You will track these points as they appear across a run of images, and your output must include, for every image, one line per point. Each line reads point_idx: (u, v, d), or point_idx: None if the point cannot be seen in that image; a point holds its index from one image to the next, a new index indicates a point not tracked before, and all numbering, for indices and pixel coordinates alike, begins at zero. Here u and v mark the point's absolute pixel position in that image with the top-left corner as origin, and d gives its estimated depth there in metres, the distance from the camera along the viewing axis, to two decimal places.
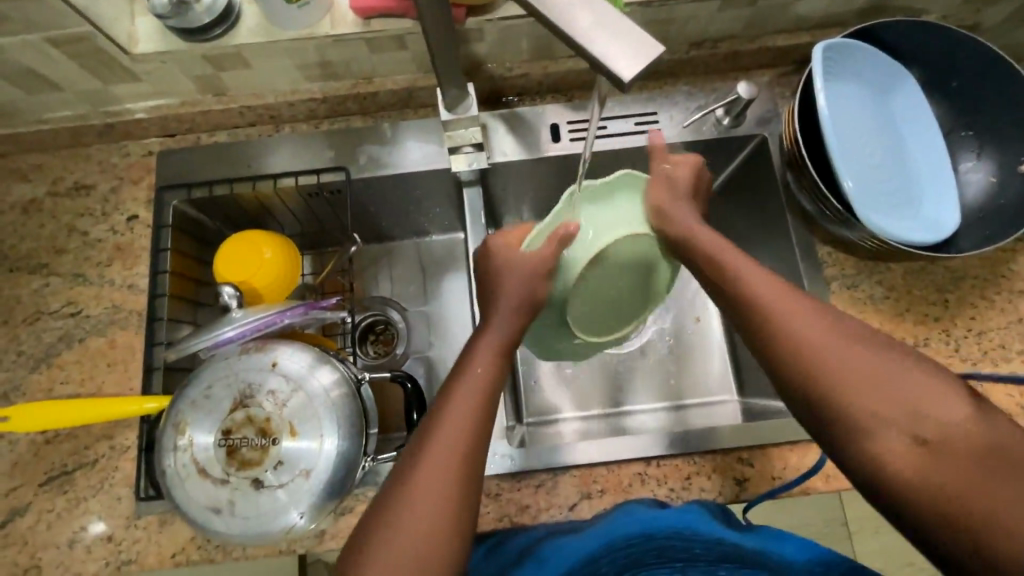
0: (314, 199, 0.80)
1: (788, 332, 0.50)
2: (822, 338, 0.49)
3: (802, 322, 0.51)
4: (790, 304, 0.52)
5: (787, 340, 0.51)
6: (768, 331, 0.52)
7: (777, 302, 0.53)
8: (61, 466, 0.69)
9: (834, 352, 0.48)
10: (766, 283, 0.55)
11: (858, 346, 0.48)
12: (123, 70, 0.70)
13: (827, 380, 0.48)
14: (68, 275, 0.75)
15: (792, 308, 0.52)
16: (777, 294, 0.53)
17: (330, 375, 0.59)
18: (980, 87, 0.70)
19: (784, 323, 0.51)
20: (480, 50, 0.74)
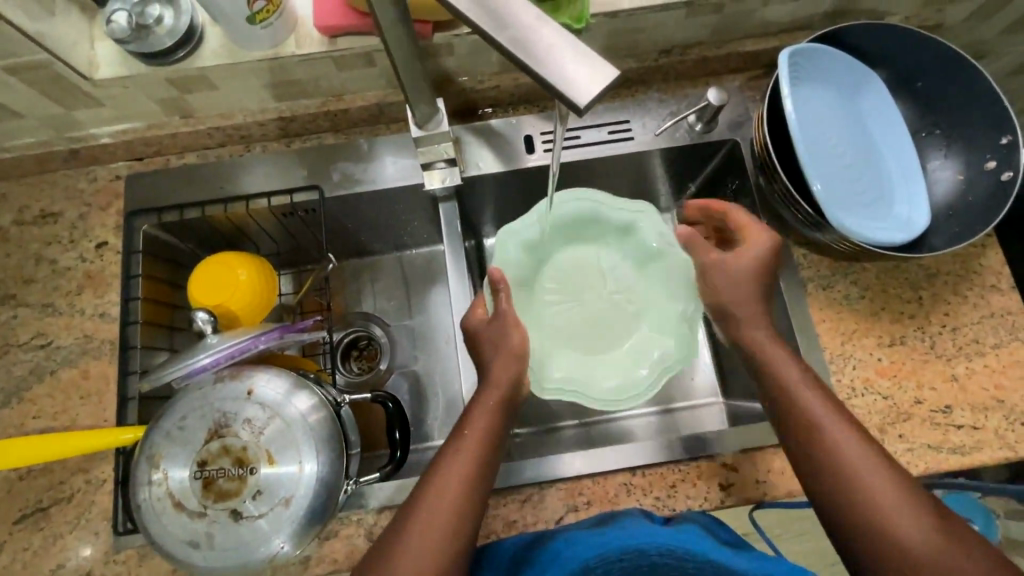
0: (288, 218, 0.79)
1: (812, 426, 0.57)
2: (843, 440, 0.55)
3: (854, 455, 0.54)
4: (847, 440, 0.55)
5: (839, 472, 0.54)
6: (822, 458, 0.55)
7: (836, 433, 0.56)
8: (36, 502, 0.67)
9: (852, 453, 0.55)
10: (826, 400, 0.58)
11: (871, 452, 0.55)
12: (85, 95, 0.69)
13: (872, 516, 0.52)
14: (37, 305, 0.73)
15: (854, 444, 0.55)
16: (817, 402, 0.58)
17: (308, 400, 0.58)
18: (944, 86, 0.71)
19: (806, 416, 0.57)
20: (450, 64, 0.74)
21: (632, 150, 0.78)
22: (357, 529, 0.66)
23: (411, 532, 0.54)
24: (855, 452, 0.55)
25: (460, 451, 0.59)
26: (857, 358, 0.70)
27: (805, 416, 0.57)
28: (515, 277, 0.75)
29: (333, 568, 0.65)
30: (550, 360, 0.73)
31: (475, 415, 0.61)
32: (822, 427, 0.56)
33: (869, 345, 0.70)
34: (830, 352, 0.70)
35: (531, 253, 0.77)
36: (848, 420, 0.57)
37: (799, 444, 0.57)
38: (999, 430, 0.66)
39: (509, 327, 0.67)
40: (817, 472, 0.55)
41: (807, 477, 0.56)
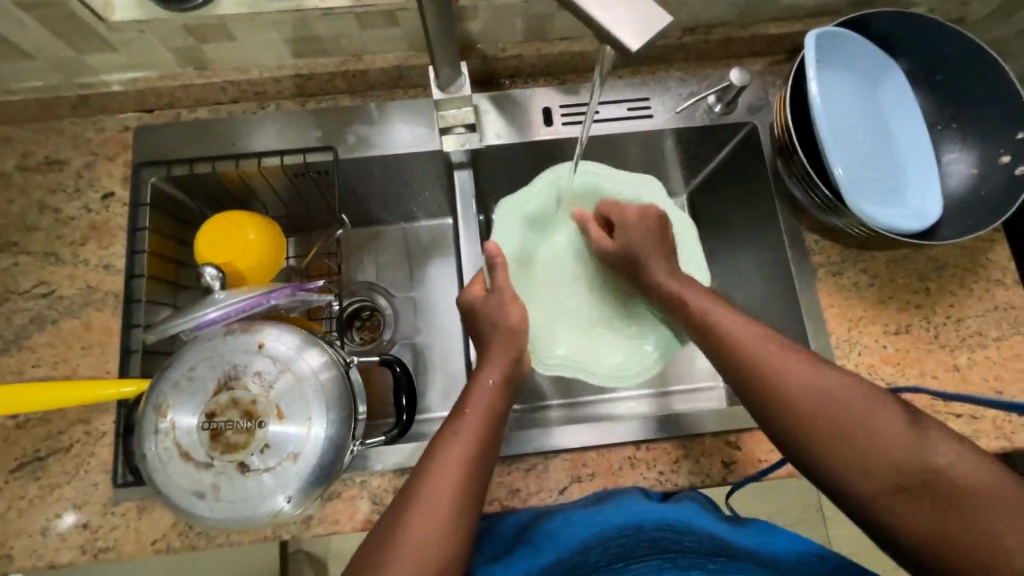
0: (299, 179, 0.78)
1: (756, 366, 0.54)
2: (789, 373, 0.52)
3: (825, 406, 0.50)
4: (781, 363, 0.53)
5: (813, 428, 0.50)
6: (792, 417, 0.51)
7: (801, 387, 0.51)
8: (34, 452, 0.66)
9: (801, 382, 0.52)
10: (767, 345, 0.55)
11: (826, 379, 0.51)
12: (98, 37, 0.67)
13: (856, 472, 0.48)
14: (39, 254, 0.72)
15: (825, 391, 0.51)
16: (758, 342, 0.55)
17: (319, 357, 0.58)
18: (963, 80, 0.72)
19: (749, 359, 0.55)
20: (473, 29, 0.73)
21: (650, 128, 0.77)
22: (360, 491, 0.66)
23: (406, 519, 0.51)
24: (827, 401, 0.50)
25: (460, 427, 0.56)
26: (862, 344, 0.71)
27: (766, 373, 0.53)
28: (515, 251, 0.76)
29: (334, 529, 0.65)
30: (551, 337, 0.75)
31: (475, 397, 0.59)
32: (784, 381, 0.52)
33: (875, 332, 0.71)
34: (836, 337, 0.71)
35: (532, 225, 0.78)
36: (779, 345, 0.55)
37: (764, 406, 0.53)
38: (997, 420, 0.68)
39: (507, 302, 0.66)
40: (791, 433, 0.51)
41: (781, 438, 0.52)
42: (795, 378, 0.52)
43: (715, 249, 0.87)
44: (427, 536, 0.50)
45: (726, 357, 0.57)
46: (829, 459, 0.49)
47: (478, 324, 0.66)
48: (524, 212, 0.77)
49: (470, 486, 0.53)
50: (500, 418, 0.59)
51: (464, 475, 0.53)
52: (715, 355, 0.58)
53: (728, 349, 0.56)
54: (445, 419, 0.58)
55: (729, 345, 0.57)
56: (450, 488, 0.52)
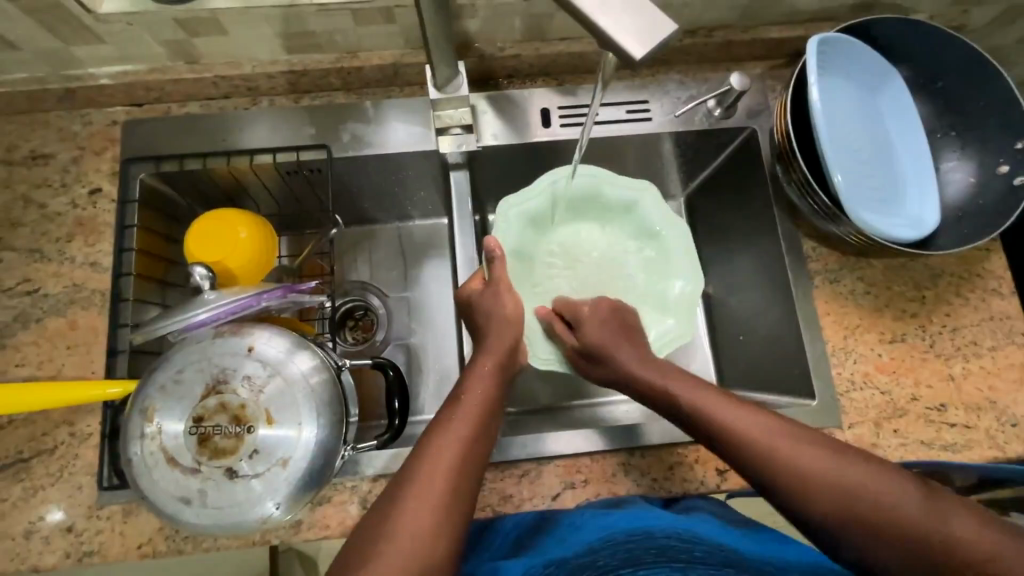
0: (292, 177, 0.76)
1: (728, 432, 0.54)
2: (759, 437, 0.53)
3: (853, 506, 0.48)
4: (751, 431, 0.53)
5: (847, 529, 0.48)
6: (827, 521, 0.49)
7: (826, 487, 0.49)
8: (17, 453, 0.65)
9: (769, 446, 0.52)
10: (736, 411, 0.55)
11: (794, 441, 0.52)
12: (85, 29, 0.66)
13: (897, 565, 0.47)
14: (23, 250, 0.70)
15: (849, 483, 0.49)
16: (726, 408, 0.55)
17: (310, 361, 0.57)
18: (963, 88, 0.71)
19: (720, 424, 0.55)
20: (472, 27, 0.72)
21: (649, 131, 0.77)
22: (351, 496, 0.65)
23: (400, 505, 0.50)
24: (852, 501, 0.48)
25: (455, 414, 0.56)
26: (858, 353, 0.71)
27: (735, 441, 0.53)
28: (514, 251, 0.74)
29: (324, 534, 0.65)
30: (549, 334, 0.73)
31: (470, 383, 0.59)
32: (808, 482, 0.50)
33: (871, 340, 0.71)
34: (832, 345, 0.71)
35: (531, 223, 0.75)
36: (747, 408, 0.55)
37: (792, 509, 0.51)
38: (990, 430, 0.68)
39: (502, 294, 0.66)
40: (826, 535, 0.49)
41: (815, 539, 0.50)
42: (820, 477, 0.50)
43: (711, 253, 0.86)
44: (420, 520, 0.49)
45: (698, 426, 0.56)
46: (805, 518, 0.50)
47: (472, 322, 0.66)
48: (522, 211, 0.73)
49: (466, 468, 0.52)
50: (495, 403, 0.59)
51: (460, 456, 0.52)
52: (728, 458, 0.54)
53: (740, 452, 0.53)
54: (442, 407, 0.58)
55: (739, 453, 0.53)
56: (445, 469, 0.51)
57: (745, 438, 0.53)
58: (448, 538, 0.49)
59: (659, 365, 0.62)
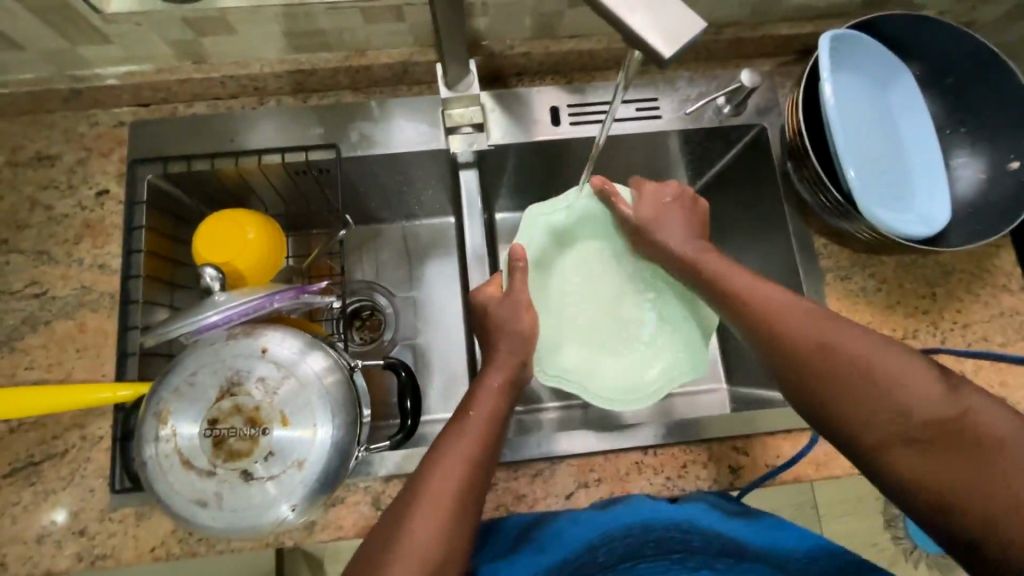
0: (300, 177, 0.76)
1: (763, 307, 0.56)
2: (791, 313, 0.55)
3: (844, 366, 0.50)
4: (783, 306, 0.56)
5: (861, 407, 0.48)
6: (812, 376, 0.51)
7: (820, 346, 0.52)
8: (27, 457, 0.65)
9: (799, 321, 0.54)
10: (773, 291, 0.58)
11: (824, 319, 0.53)
12: (93, 30, 0.65)
13: (874, 432, 0.48)
14: (31, 253, 0.70)
15: (875, 365, 0.49)
16: (762, 289, 0.58)
17: (322, 361, 0.57)
18: (975, 83, 0.71)
19: (757, 303, 0.57)
20: (480, 25, 0.71)
21: (658, 129, 0.76)
22: (365, 497, 0.65)
23: (411, 517, 0.50)
24: (869, 374, 0.49)
25: (465, 430, 0.55)
26: None
27: (770, 317, 0.56)
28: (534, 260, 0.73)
29: (338, 535, 0.64)
30: (562, 348, 0.72)
31: (477, 402, 0.58)
32: (822, 353, 0.51)
33: None
34: None
35: (556, 236, 0.74)
36: (781, 290, 0.58)
37: (781, 366, 0.54)
38: None
39: (520, 308, 0.65)
40: (838, 417, 0.50)
41: (819, 420, 0.52)
42: (823, 338, 0.52)
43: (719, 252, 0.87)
44: (428, 533, 0.49)
45: (733, 307, 0.59)
46: (824, 391, 0.50)
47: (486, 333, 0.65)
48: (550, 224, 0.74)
49: (473, 484, 0.52)
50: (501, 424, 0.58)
51: (468, 473, 0.52)
52: (752, 331, 0.57)
53: (745, 311, 0.58)
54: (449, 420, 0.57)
55: (747, 309, 0.58)
56: (453, 489, 0.51)
57: (777, 312, 0.55)
58: (458, 548, 0.49)
59: (705, 257, 0.65)
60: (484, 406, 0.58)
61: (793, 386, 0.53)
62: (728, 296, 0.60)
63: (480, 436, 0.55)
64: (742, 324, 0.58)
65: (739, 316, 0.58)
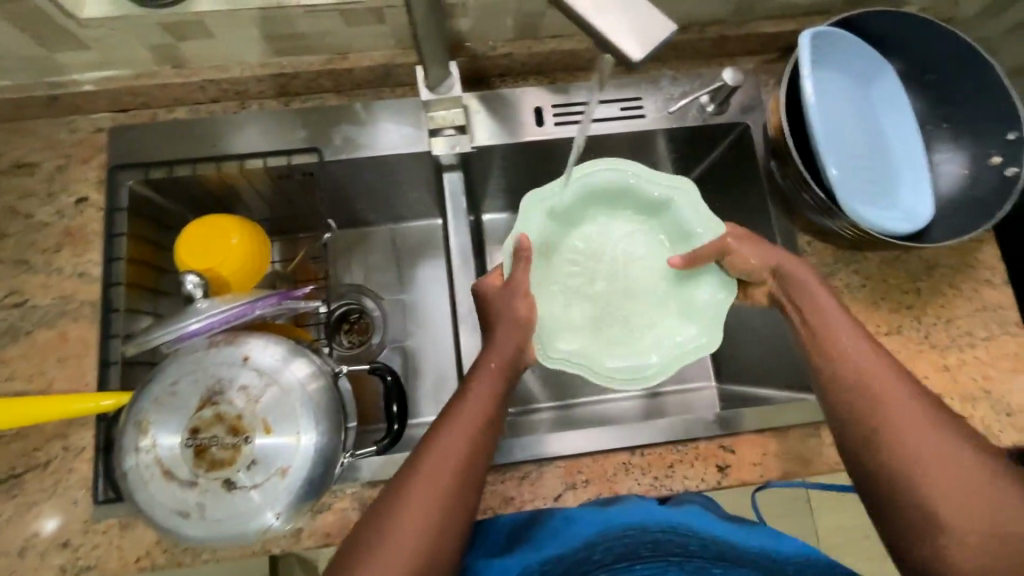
0: (283, 181, 0.75)
1: (878, 394, 0.55)
2: (907, 407, 0.54)
3: (937, 465, 0.52)
4: (894, 396, 0.55)
5: (947, 522, 0.50)
6: (898, 463, 0.53)
7: (922, 438, 0.53)
8: (9, 469, 0.64)
9: (913, 419, 0.54)
10: (891, 376, 0.56)
11: (937, 424, 0.53)
12: (68, 35, 0.64)
13: (940, 527, 0.50)
14: (10, 262, 0.69)
15: (972, 485, 0.51)
16: (881, 367, 0.57)
17: (306, 368, 0.56)
18: (955, 78, 0.72)
19: (875, 385, 0.56)
20: (463, 26, 0.71)
21: (643, 129, 0.76)
22: (352, 503, 0.65)
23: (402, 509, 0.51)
24: (969, 490, 0.51)
25: (457, 418, 0.55)
26: None
27: (881, 404, 0.55)
28: (537, 245, 0.69)
29: (325, 542, 0.64)
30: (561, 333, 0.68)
31: (473, 390, 0.57)
32: (923, 457, 0.52)
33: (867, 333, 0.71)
34: None
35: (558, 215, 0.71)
36: (897, 372, 0.56)
37: (869, 440, 0.55)
38: (985, 419, 0.68)
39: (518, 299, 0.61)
40: (917, 517, 0.52)
41: (890, 512, 0.53)
42: (929, 443, 0.52)
43: None
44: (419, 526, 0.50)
45: (842, 382, 0.57)
46: (913, 490, 0.52)
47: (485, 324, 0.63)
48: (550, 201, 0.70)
49: (465, 479, 0.53)
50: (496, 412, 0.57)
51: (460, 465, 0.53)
52: (854, 413, 0.56)
53: (857, 380, 0.57)
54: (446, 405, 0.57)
55: (851, 379, 0.57)
56: (445, 483, 0.52)
57: (890, 401, 0.55)
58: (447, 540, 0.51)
59: (811, 301, 0.61)
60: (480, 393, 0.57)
61: (881, 475, 0.54)
62: (844, 369, 0.58)
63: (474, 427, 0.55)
64: (846, 404, 0.57)
65: (840, 391, 0.57)
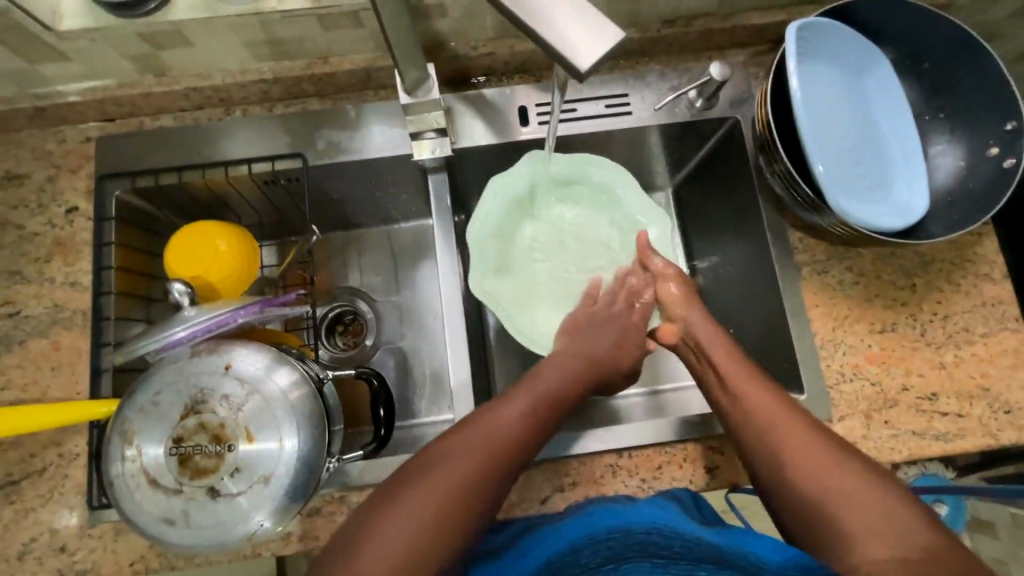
0: (270, 187, 0.76)
1: (752, 407, 0.58)
2: (775, 416, 0.56)
3: (809, 464, 0.52)
4: (767, 407, 0.57)
5: (827, 514, 0.50)
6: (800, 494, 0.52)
7: (808, 460, 0.53)
8: (6, 476, 0.65)
9: (780, 425, 0.56)
10: (763, 391, 0.59)
11: (804, 428, 0.55)
12: (49, 47, 0.65)
13: (852, 557, 0.47)
14: (4, 273, 0.70)
15: (843, 482, 0.51)
16: (750, 381, 0.60)
17: (289, 376, 0.57)
18: (949, 68, 0.69)
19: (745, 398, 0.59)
20: (442, 27, 0.70)
21: (630, 126, 0.75)
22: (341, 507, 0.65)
23: (394, 513, 0.49)
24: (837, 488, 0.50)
25: (477, 431, 0.54)
26: (846, 344, 0.69)
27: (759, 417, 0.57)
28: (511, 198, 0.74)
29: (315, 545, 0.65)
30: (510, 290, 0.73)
31: (501, 408, 0.57)
32: (793, 459, 0.53)
33: (860, 331, 0.70)
34: (820, 337, 0.70)
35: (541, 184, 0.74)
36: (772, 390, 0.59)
37: (770, 477, 0.55)
38: (983, 418, 0.67)
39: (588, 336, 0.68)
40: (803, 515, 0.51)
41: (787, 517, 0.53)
42: (790, 443, 0.54)
43: (701, 247, 0.86)
44: (408, 532, 0.48)
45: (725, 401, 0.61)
46: (792, 493, 0.52)
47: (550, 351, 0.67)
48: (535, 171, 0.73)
49: (470, 492, 0.51)
50: (527, 435, 0.56)
51: (468, 476, 0.51)
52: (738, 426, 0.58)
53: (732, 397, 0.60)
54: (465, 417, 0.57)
55: (746, 417, 0.58)
56: (448, 491, 0.50)
57: (763, 412, 0.57)
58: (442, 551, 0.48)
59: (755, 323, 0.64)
60: (507, 412, 0.56)
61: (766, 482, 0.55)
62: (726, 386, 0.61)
63: (495, 442, 0.54)
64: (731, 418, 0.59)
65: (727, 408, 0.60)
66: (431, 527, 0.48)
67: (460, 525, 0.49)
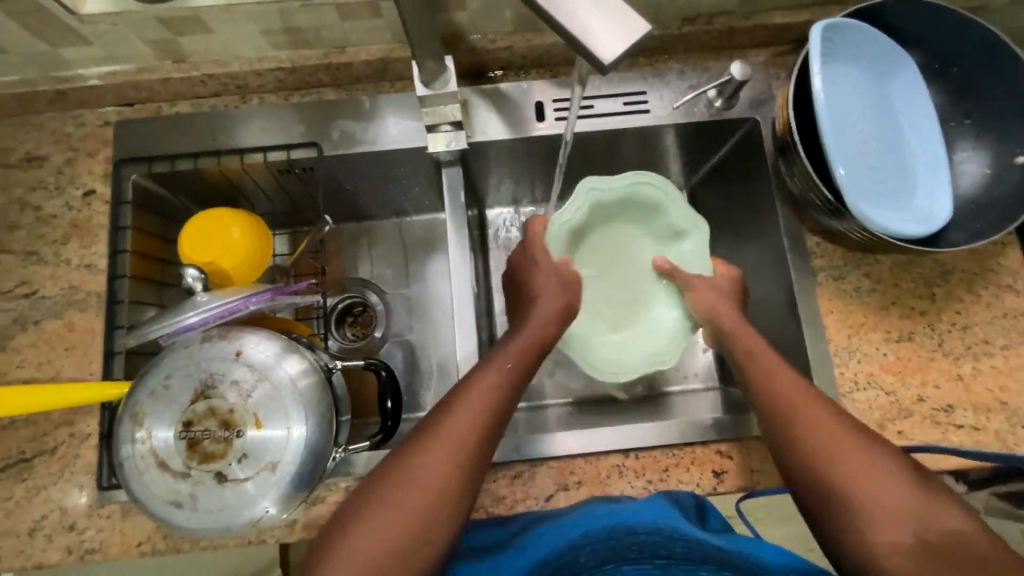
0: (284, 176, 0.76)
1: (793, 408, 0.55)
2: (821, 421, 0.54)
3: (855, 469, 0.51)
4: (807, 406, 0.55)
5: (868, 521, 0.49)
6: (845, 517, 0.50)
7: (854, 466, 0.51)
8: (19, 453, 0.66)
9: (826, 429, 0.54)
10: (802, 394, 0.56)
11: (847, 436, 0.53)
12: (71, 31, 0.65)
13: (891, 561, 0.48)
14: (21, 253, 0.71)
15: (889, 492, 0.50)
16: (786, 377, 0.58)
17: (298, 364, 0.57)
18: (978, 73, 0.68)
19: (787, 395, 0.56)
20: (460, 19, 0.69)
21: (647, 124, 0.74)
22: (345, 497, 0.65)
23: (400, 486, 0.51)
24: (884, 496, 0.50)
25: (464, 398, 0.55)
26: (862, 352, 0.68)
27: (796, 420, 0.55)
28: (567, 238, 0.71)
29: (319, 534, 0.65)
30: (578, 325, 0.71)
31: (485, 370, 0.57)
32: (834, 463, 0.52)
33: (875, 339, 0.69)
34: (835, 344, 0.69)
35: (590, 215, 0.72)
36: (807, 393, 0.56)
37: (807, 476, 0.53)
38: (1000, 432, 0.65)
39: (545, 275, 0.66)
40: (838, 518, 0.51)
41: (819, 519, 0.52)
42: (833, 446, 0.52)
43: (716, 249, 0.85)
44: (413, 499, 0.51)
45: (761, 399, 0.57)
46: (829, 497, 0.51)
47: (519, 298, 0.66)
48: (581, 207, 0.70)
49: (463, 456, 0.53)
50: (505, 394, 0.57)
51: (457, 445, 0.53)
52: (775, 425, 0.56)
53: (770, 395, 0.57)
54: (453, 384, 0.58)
55: (784, 416, 0.55)
56: (443, 456, 0.52)
57: (801, 412, 0.55)
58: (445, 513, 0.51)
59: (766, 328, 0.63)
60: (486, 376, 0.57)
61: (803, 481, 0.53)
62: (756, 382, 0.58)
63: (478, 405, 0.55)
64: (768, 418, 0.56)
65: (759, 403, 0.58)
66: (436, 489, 0.51)
67: (459, 487, 0.52)
